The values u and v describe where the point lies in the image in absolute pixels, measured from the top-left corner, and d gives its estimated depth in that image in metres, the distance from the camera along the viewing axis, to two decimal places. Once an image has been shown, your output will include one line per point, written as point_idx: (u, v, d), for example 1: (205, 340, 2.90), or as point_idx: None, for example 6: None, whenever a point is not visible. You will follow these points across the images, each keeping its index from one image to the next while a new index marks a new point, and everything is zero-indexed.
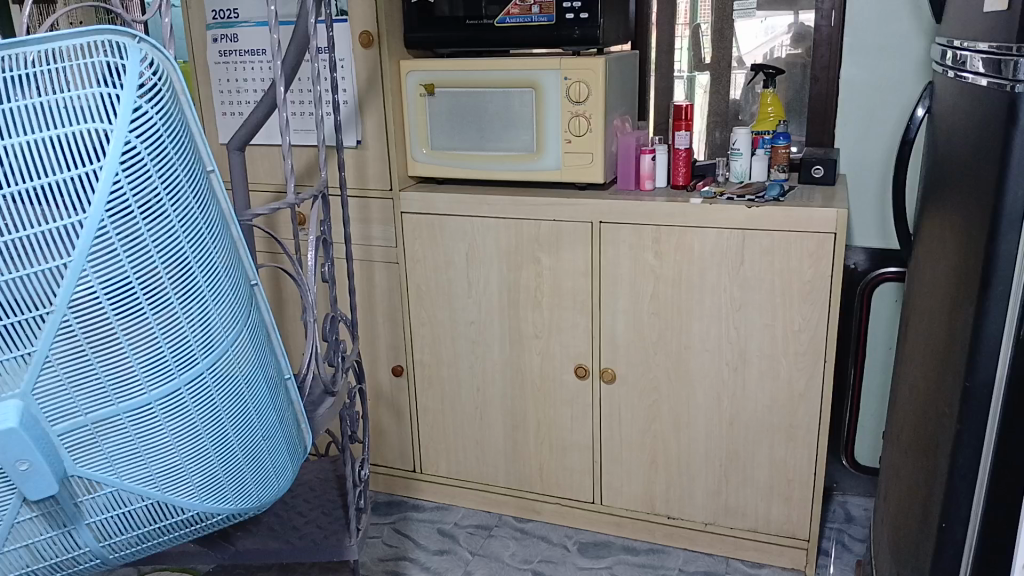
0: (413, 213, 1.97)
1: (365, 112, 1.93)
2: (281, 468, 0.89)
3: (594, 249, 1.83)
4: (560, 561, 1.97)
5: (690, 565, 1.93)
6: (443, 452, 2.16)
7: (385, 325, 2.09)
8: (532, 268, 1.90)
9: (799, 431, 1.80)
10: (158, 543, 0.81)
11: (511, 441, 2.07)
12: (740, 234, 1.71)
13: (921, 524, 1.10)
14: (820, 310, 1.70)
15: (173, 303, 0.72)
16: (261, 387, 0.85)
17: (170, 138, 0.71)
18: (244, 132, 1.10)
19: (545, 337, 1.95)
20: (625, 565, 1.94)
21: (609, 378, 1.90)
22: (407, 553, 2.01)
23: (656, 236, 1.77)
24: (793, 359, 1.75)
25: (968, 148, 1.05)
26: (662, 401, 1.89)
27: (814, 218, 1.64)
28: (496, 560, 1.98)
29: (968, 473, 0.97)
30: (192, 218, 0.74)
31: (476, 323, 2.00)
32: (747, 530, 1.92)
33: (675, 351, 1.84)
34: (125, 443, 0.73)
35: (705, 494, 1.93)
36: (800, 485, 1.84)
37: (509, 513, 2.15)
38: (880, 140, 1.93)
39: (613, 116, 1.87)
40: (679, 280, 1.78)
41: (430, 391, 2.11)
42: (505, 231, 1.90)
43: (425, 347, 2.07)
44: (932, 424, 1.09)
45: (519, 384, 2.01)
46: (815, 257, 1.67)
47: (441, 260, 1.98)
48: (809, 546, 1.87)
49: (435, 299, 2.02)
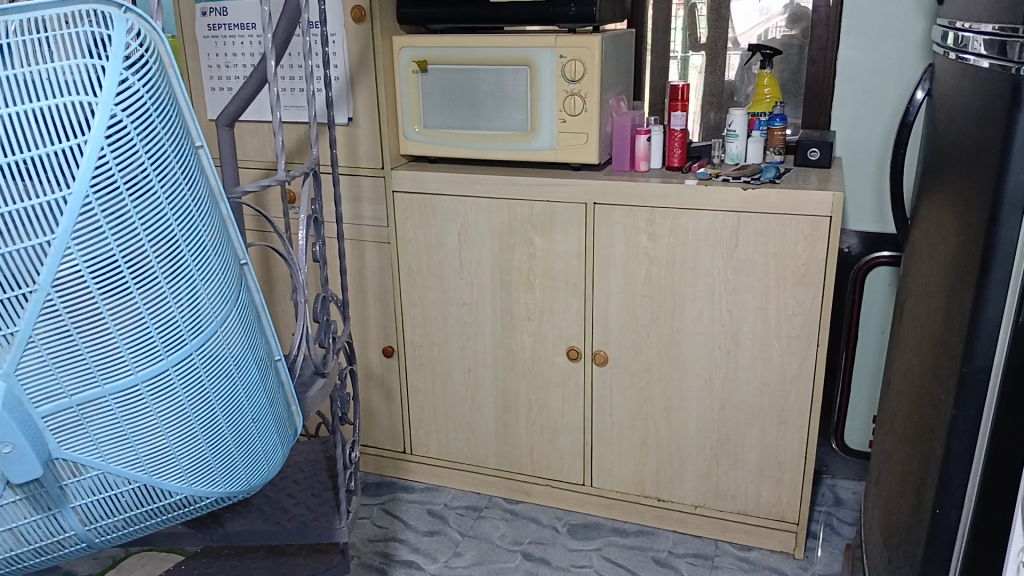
0: (405, 192, 1.95)
1: (357, 88, 1.90)
2: (271, 451, 0.87)
3: (587, 230, 1.81)
4: (550, 542, 1.97)
5: (680, 547, 1.94)
6: (433, 433, 2.15)
7: (376, 306, 2.07)
8: (525, 248, 1.89)
9: (790, 414, 1.80)
10: (146, 527, 0.79)
11: (501, 422, 2.07)
12: (735, 217, 1.70)
13: (914, 509, 1.10)
14: (814, 294, 1.69)
15: (159, 281, 0.70)
16: (250, 369, 0.83)
17: (157, 112, 0.69)
18: (234, 107, 1.08)
19: (537, 319, 1.93)
20: (615, 546, 1.95)
21: (602, 361, 1.89)
22: (397, 534, 2.00)
23: (650, 217, 1.76)
24: (786, 343, 1.75)
25: (969, 131, 1.03)
26: (654, 383, 1.88)
27: (809, 201, 1.63)
28: (486, 542, 1.98)
29: (962, 460, 0.97)
30: (179, 194, 0.72)
31: (467, 303, 1.99)
32: (736, 513, 1.92)
33: (668, 333, 1.83)
34: (112, 426, 0.71)
35: (696, 477, 1.93)
36: (791, 468, 1.85)
37: (499, 494, 2.14)
38: (877, 123, 1.91)
39: (609, 96, 1.85)
40: (673, 262, 1.77)
41: (421, 372, 2.10)
42: (498, 211, 1.88)
43: (416, 328, 2.06)
44: (927, 410, 1.09)
45: (510, 365, 2.00)
46: (810, 240, 1.66)
47: (433, 241, 1.96)
48: (798, 529, 1.88)
49: (427, 279, 2.00)
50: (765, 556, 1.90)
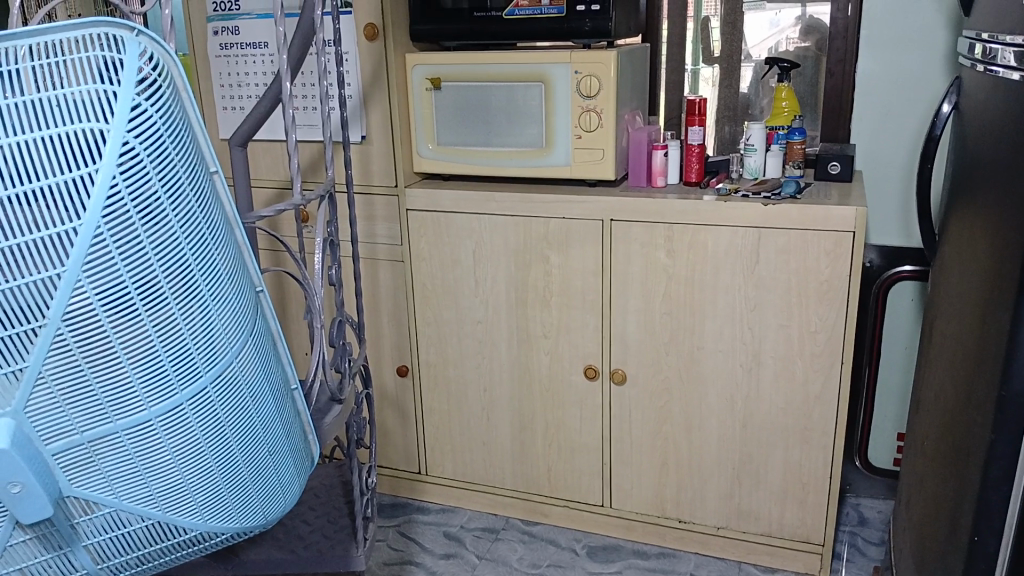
0: (419, 210, 1.93)
1: (370, 106, 1.88)
2: (288, 482, 0.84)
3: (604, 247, 1.79)
4: (569, 565, 1.93)
5: (702, 570, 1.90)
6: (448, 453, 2.12)
7: (390, 325, 2.05)
8: (541, 266, 1.86)
9: (814, 433, 1.77)
10: (159, 564, 0.77)
11: (518, 442, 2.03)
12: (755, 233, 1.67)
13: (949, 536, 1.07)
14: (838, 310, 1.66)
15: (173, 310, 0.68)
16: (267, 400, 0.80)
17: (170, 137, 0.67)
18: (246, 128, 1.06)
19: (553, 337, 1.91)
20: (635, 569, 1.91)
21: (620, 380, 1.86)
22: (413, 557, 1.97)
23: (668, 234, 1.73)
24: (809, 360, 1.71)
25: (1001, 145, 1.00)
26: (674, 402, 1.85)
27: (831, 216, 1.60)
28: (504, 565, 1.94)
29: (1001, 486, 0.93)
30: (193, 221, 0.70)
31: (482, 322, 1.96)
32: (759, 535, 1.88)
33: (687, 352, 1.80)
34: (124, 462, 0.69)
35: (717, 497, 1.89)
36: (815, 488, 1.81)
37: (516, 515, 2.11)
38: (899, 136, 1.88)
39: (624, 110, 1.82)
40: (692, 279, 1.74)
41: (436, 392, 2.07)
42: (513, 229, 1.86)
43: (431, 347, 2.03)
44: (961, 433, 1.05)
45: (526, 384, 1.97)
46: (833, 256, 1.63)
47: (448, 259, 1.94)
48: (824, 550, 1.84)
49: (442, 298, 1.98)
50: None
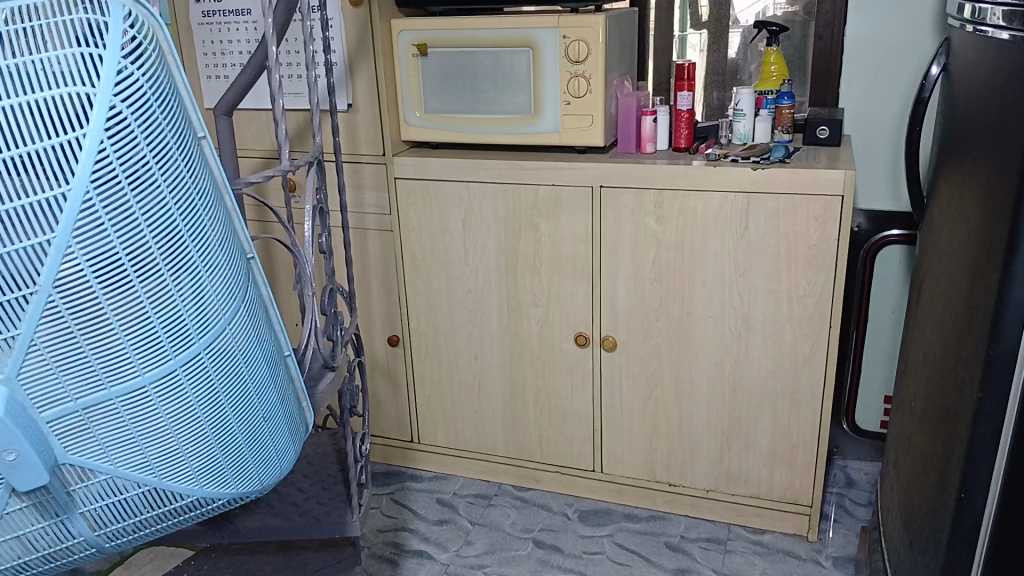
0: (407, 178, 1.92)
1: (357, 73, 1.86)
2: (284, 449, 0.84)
3: (594, 214, 1.79)
4: (562, 529, 1.95)
5: (692, 532, 1.94)
6: (440, 422, 2.13)
7: (380, 294, 2.05)
8: (531, 233, 1.86)
9: (802, 396, 1.80)
10: (157, 530, 0.77)
11: (509, 409, 2.05)
12: (745, 197, 1.68)
13: (937, 494, 1.10)
14: (826, 274, 1.68)
15: (164, 276, 0.67)
16: (260, 366, 0.80)
17: (158, 103, 0.66)
18: (231, 96, 1.05)
19: (544, 305, 1.91)
20: (627, 532, 1.94)
21: (611, 347, 1.88)
22: (407, 524, 1.97)
23: (657, 200, 1.73)
24: (797, 324, 1.74)
25: (989, 106, 1.01)
26: (664, 368, 1.87)
27: (821, 180, 1.61)
28: (497, 530, 1.95)
29: (989, 441, 0.97)
30: (183, 186, 0.69)
31: (473, 291, 1.96)
32: (749, 496, 1.92)
33: (677, 318, 1.82)
34: (120, 429, 0.69)
35: (707, 461, 1.93)
36: (803, 451, 1.84)
37: (508, 481, 2.12)
38: (888, 100, 1.89)
39: (613, 76, 1.81)
40: (681, 246, 1.75)
41: (427, 362, 2.07)
42: (503, 197, 1.85)
43: (421, 317, 2.03)
44: (949, 392, 1.08)
45: (518, 352, 1.98)
46: (822, 220, 1.64)
47: (437, 228, 1.93)
48: (812, 511, 1.88)
49: (432, 267, 1.98)
50: (778, 538, 1.91)
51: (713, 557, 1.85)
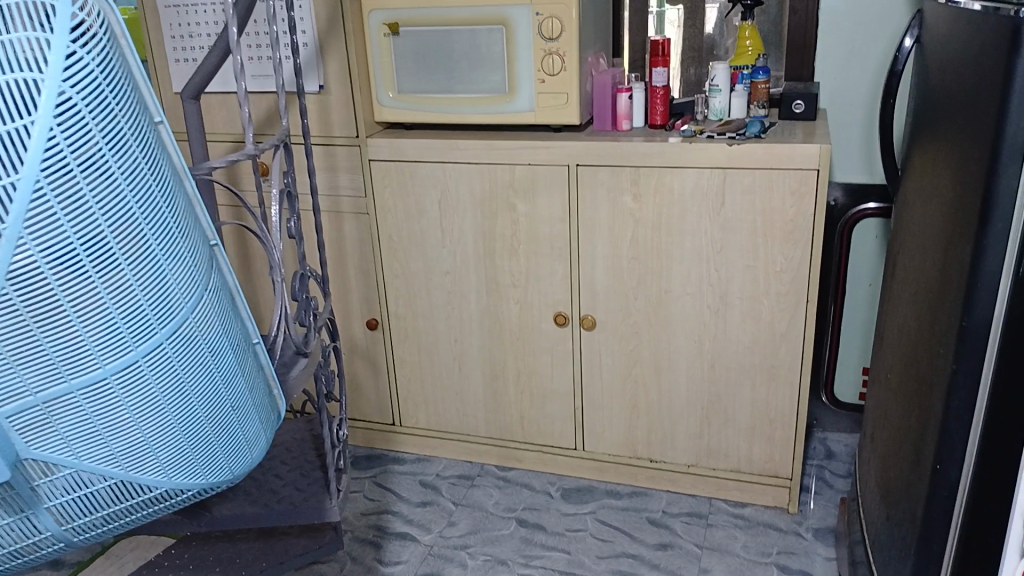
0: (382, 160, 1.90)
1: (328, 54, 1.83)
2: (254, 438, 0.83)
3: (571, 193, 1.78)
4: (544, 508, 1.95)
5: (673, 507, 1.95)
6: (421, 404, 2.12)
7: (357, 278, 2.03)
8: (508, 213, 1.85)
9: (780, 369, 1.80)
10: (126, 523, 0.76)
11: (490, 390, 2.04)
12: (721, 173, 1.67)
13: (912, 466, 1.11)
14: (803, 249, 1.68)
15: (123, 266, 0.66)
16: (227, 356, 0.78)
17: (111, 89, 0.64)
18: (198, 80, 1.04)
19: (522, 286, 1.91)
20: (609, 509, 1.95)
21: (590, 326, 1.88)
22: (390, 507, 1.96)
23: (634, 177, 1.73)
24: (774, 299, 1.74)
25: (961, 78, 1.01)
26: (643, 346, 1.87)
27: (796, 154, 1.61)
28: (480, 510, 1.95)
29: (963, 415, 0.97)
30: (140, 174, 0.68)
31: (451, 273, 1.95)
32: (729, 471, 1.94)
33: (656, 296, 1.82)
34: (83, 422, 0.67)
35: (687, 437, 1.94)
36: (782, 424, 1.86)
37: (491, 462, 2.12)
38: (863, 73, 1.88)
39: (588, 53, 1.80)
40: (659, 223, 1.75)
41: (407, 345, 2.07)
42: (478, 177, 1.84)
43: (400, 300, 2.02)
44: (924, 365, 1.08)
45: (497, 333, 1.98)
46: (798, 194, 1.64)
47: (414, 210, 1.92)
48: (791, 484, 1.90)
49: (409, 249, 1.96)
50: (759, 512, 1.93)
51: (694, 531, 1.87)
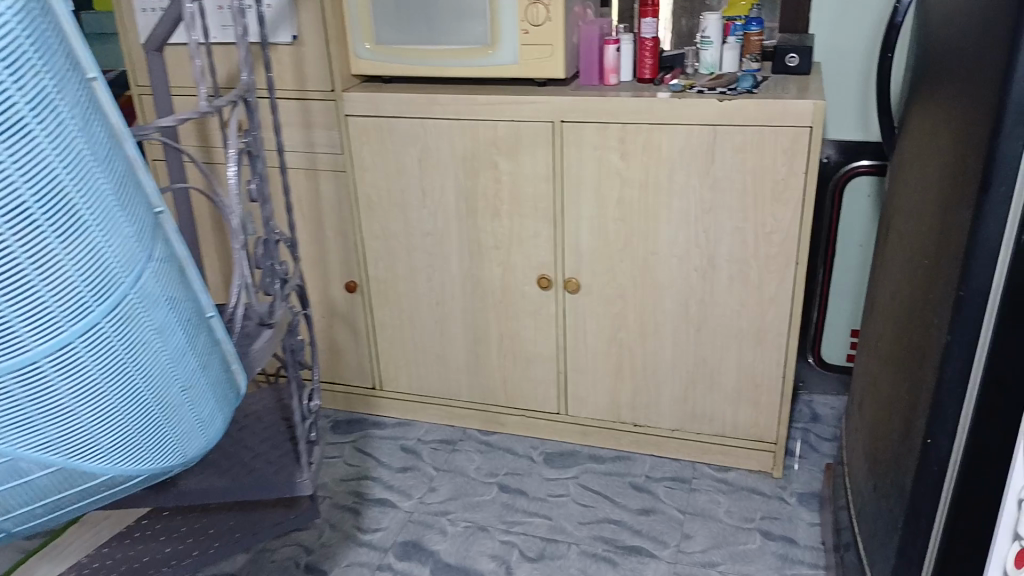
0: (358, 116, 1.82)
1: (300, 3, 1.74)
2: (210, 418, 0.78)
3: (555, 151, 1.72)
4: (526, 473, 1.92)
5: (657, 472, 1.92)
6: (402, 368, 2.07)
7: (335, 238, 1.97)
8: (489, 172, 1.78)
9: (768, 333, 1.76)
10: (71, 510, 0.72)
11: (472, 354, 2.00)
12: (711, 131, 1.61)
13: (902, 438, 1.07)
14: (793, 210, 1.63)
15: (50, 240, 0.60)
16: (177, 333, 0.73)
17: (30, 40, 0.57)
18: (160, 33, 1.03)
19: (505, 248, 1.85)
20: (592, 474, 1.92)
21: (574, 289, 1.83)
22: (370, 472, 1.93)
23: (621, 134, 1.66)
24: (763, 262, 1.70)
25: (965, 31, 0.94)
26: (628, 310, 1.83)
27: (789, 112, 1.55)
28: (461, 475, 1.92)
29: (956, 387, 0.92)
30: (68, 137, 0.61)
31: (432, 233, 1.89)
32: (714, 435, 1.91)
33: (641, 259, 1.77)
34: (14, 410, 0.62)
35: (672, 401, 1.90)
36: (769, 389, 1.82)
37: (473, 426, 2.09)
38: (859, 25, 1.81)
39: (574, 3, 1.71)
40: (646, 182, 1.69)
41: (386, 307, 2.01)
42: (459, 134, 1.77)
43: (378, 262, 1.96)
44: (917, 335, 1.03)
45: (479, 296, 1.92)
46: (790, 153, 1.58)
47: (392, 168, 1.85)
48: (776, 449, 1.87)
49: (388, 208, 1.90)
50: (743, 476, 1.91)
51: (677, 497, 1.85)
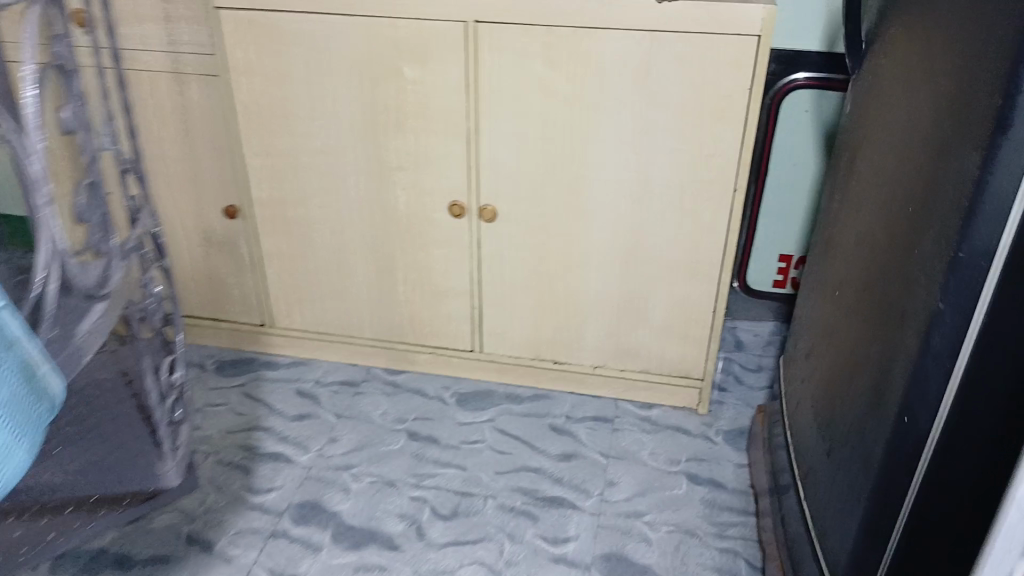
0: (232, 8, 1.51)
1: None
2: (10, 448, 0.70)
3: (469, 56, 1.47)
4: (437, 417, 1.75)
5: (578, 411, 1.79)
6: (296, 303, 1.84)
7: (210, 154, 1.69)
8: (392, 81, 1.53)
9: (701, 265, 1.62)
10: None
11: (375, 287, 1.78)
12: (649, 37, 1.40)
13: (873, 406, 0.99)
14: (735, 130, 1.46)
15: None
16: None
17: None
18: None
19: (411, 169, 1.62)
20: (509, 416, 1.77)
21: (490, 217, 1.62)
22: (260, 423, 1.72)
23: (547, 39, 1.43)
24: (699, 189, 1.53)
25: None
26: (551, 239, 1.64)
27: (737, 16, 1.35)
28: (366, 422, 1.73)
29: (943, 357, 0.85)
30: None
31: (326, 150, 1.63)
32: (639, 372, 1.78)
33: (566, 183, 1.57)
34: None
35: (596, 336, 1.75)
36: (699, 324, 1.69)
37: (378, 364, 1.90)
38: None
39: None
40: (573, 97, 1.48)
41: (275, 235, 1.76)
42: (354, 33, 1.49)
43: (263, 183, 1.69)
44: (896, 297, 0.96)
45: (383, 223, 1.69)
46: (735, 66, 1.40)
47: (276, 72, 1.56)
48: (704, 386, 1.77)
49: (272, 120, 1.62)
50: (667, 414, 1.80)
51: (600, 440, 1.72)
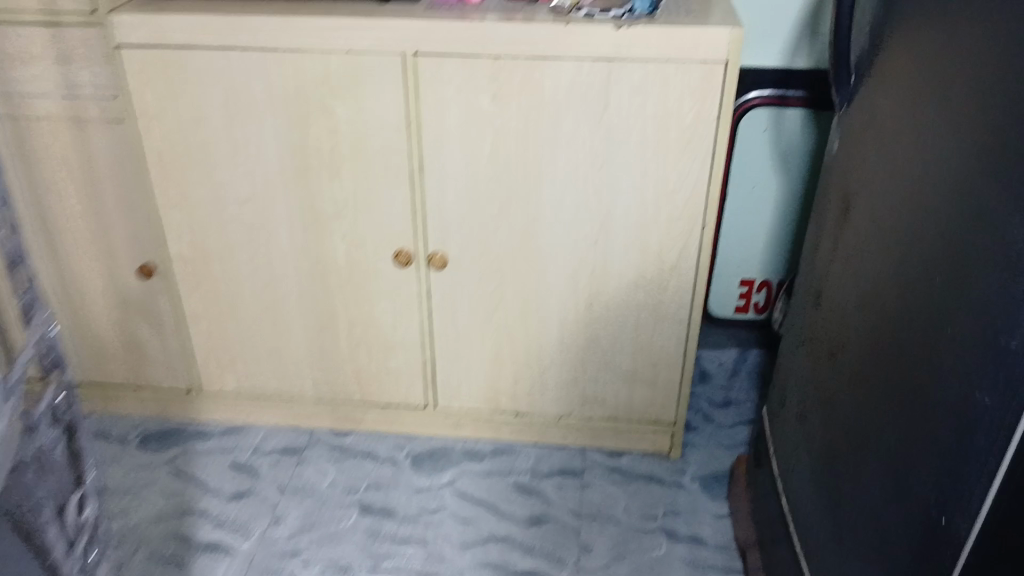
0: (134, 43, 1.33)
1: None
2: None
3: (408, 90, 1.33)
4: (391, 483, 1.61)
5: (543, 465, 1.67)
6: (226, 363, 1.66)
7: (120, 207, 1.50)
8: (323, 120, 1.37)
9: (669, 307, 1.51)
10: None
11: (315, 343, 1.62)
12: (605, 68, 1.28)
13: (896, 498, 0.89)
14: (701, 165, 1.35)
15: None
16: None
17: None
18: None
19: (349, 216, 1.46)
20: (469, 476, 1.63)
21: (440, 265, 1.48)
22: (194, 505, 1.54)
23: (495, 71, 1.29)
24: (665, 228, 1.42)
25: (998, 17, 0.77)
26: (507, 284, 1.51)
27: (699, 43, 1.25)
28: (311, 495, 1.57)
29: (985, 457, 0.75)
30: None
31: (252, 199, 1.46)
32: (605, 419, 1.67)
33: (521, 225, 1.44)
34: None
35: (558, 385, 1.63)
36: (667, 366, 1.59)
37: (322, 425, 1.73)
38: None
39: None
40: (526, 135, 1.35)
41: (200, 293, 1.58)
42: (277, 68, 1.33)
43: (183, 237, 1.51)
44: (915, 379, 0.87)
45: (321, 275, 1.53)
46: (699, 97, 1.29)
47: (190, 113, 1.38)
48: (674, 430, 1.66)
49: (188, 167, 1.44)
50: (637, 462, 1.69)
51: (569, 496, 1.60)
